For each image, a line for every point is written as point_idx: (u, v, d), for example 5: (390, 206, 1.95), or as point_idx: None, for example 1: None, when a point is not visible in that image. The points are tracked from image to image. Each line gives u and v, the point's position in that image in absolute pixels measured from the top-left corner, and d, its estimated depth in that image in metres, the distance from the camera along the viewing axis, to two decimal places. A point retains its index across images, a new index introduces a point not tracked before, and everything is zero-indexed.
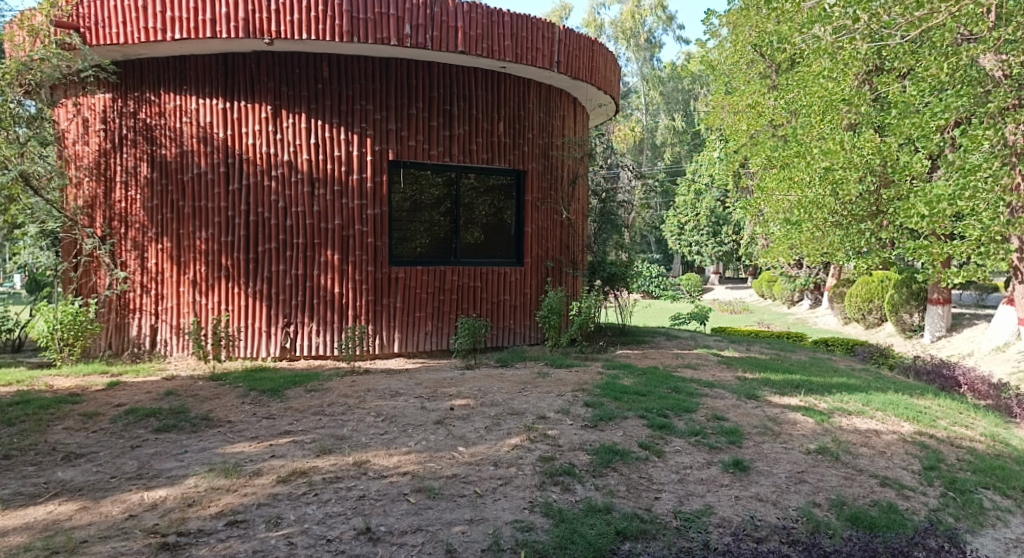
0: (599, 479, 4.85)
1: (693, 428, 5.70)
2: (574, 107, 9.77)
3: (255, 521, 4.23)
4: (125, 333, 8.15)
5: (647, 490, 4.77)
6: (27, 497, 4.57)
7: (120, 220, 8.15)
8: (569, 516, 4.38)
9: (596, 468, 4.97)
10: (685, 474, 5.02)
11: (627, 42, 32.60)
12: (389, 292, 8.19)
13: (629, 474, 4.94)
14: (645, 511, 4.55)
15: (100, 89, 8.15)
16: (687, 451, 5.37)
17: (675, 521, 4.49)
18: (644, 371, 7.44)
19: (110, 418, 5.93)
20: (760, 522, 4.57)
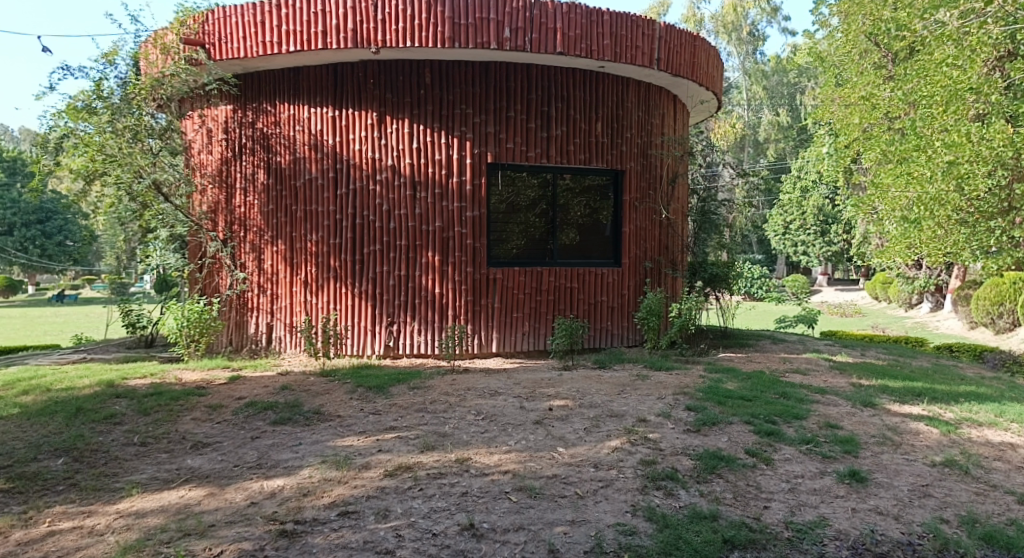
0: (704, 486, 4.79)
1: (804, 436, 5.55)
2: (675, 105, 9.66)
3: (365, 513, 4.41)
4: (244, 330, 8.65)
5: (755, 499, 4.68)
6: (162, 482, 4.92)
7: (240, 224, 8.64)
8: (673, 522, 4.35)
9: (701, 473, 4.91)
10: (796, 484, 4.89)
11: (731, 36, 31.97)
12: (487, 293, 8.31)
13: (736, 481, 4.86)
14: (754, 520, 4.46)
15: (223, 101, 8.67)
16: (798, 459, 5.22)
17: (787, 532, 4.39)
18: (749, 376, 7.27)
19: (232, 410, 6.29)
20: (881, 536, 4.41)
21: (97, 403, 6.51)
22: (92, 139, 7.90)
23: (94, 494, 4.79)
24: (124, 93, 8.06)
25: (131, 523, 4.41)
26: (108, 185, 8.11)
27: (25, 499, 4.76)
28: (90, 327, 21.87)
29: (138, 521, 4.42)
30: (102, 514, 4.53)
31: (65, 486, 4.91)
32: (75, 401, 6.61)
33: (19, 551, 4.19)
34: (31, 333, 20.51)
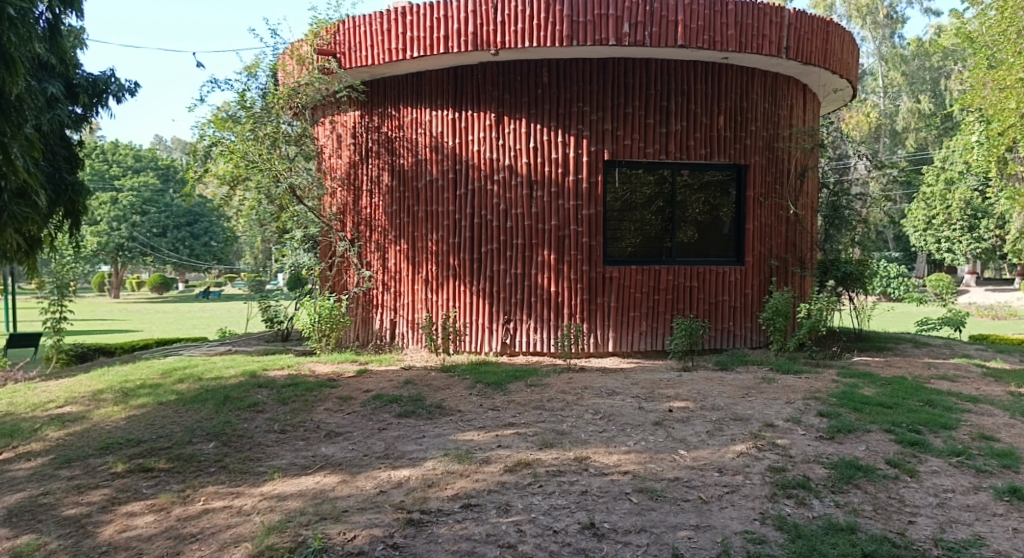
0: (839, 496, 4.60)
1: (953, 447, 5.23)
2: (804, 95, 9.31)
3: (487, 506, 4.51)
4: (370, 326, 9.08)
5: (899, 513, 4.44)
6: (300, 467, 5.24)
7: (366, 224, 9.06)
8: (806, 532, 4.20)
9: (836, 483, 4.72)
10: (945, 499, 4.61)
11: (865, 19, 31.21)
12: (604, 291, 8.26)
13: (875, 493, 4.64)
14: (898, 535, 4.22)
15: (351, 107, 9.12)
16: (946, 472, 4.93)
17: (936, 549, 4.12)
18: (889, 381, 6.91)
19: (361, 401, 6.60)
20: None
21: (242, 392, 7.01)
22: (235, 146, 8.73)
23: (240, 477, 5.16)
24: (265, 103, 8.81)
25: (273, 505, 4.69)
26: (251, 189, 9.01)
27: (182, 479, 5.21)
28: (238, 322, 23.33)
29: (280, 504, 4.71)
30: (248, 495, 4.87)
31: (216, 468, 5.32)
32: (223, 389, 7.16)
33: (178, 525, 4.57)
34: (185, 328, 22.11)
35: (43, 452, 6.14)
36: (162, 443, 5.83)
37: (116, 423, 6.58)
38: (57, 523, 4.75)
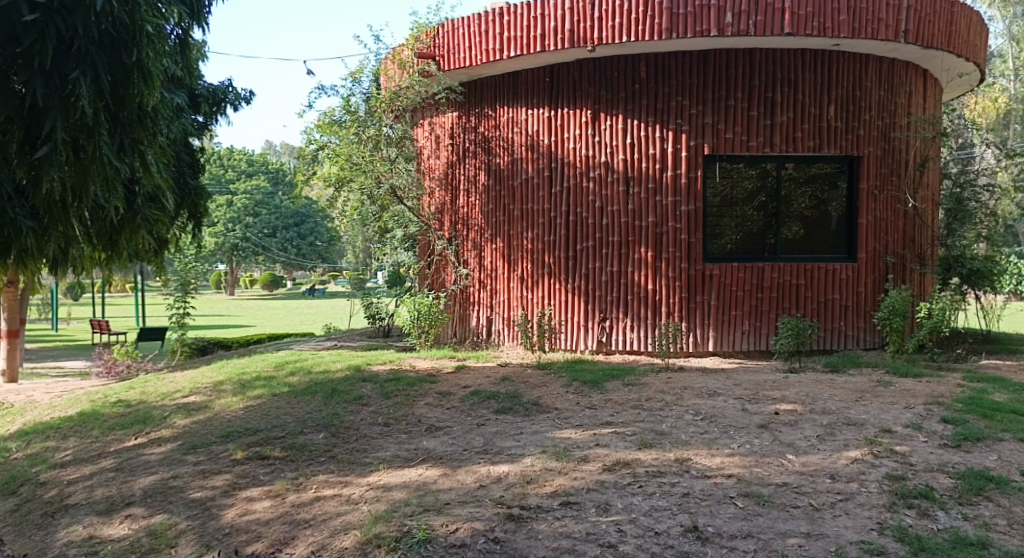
0: (967, 508, 4.34)
1: None
2: (925, 80, 8.84)
3: (586, 505, 4.49)
4: (467, 322, 9.29)
5: None
6: (404, 460, 5.47)
7: (464, 223, 9.26)
8: (930, 545, 3.97)
9: (963, 494, 4.46)
10: None
11: None
12: (703, 289, 8.06)
13: (1009, 507, 4.34)
14: None
15: (450, 109, 9.32)
16: None
17: None
18: (1022, 387, 6.46)
19: (459, 397, 6.80)
20: None
21: (348, 386, 7.32)
22: (342, 149, 9.20)
23: (348, 467, 5.45)
24: (368, 106, 9.20)
25: (380, 495, 4.89)
26: (355, 190, 9.35)
27: (296, 467, 5.54)
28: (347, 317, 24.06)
29: (386, 494, 4.89)
30: (356, 485, 5.11)
31: (326, 457, 5.64)
32: (330, 382, 7.48)
33: (293, 511, 4.87)
34: (296, 323, 23.00)
35: (171, 438, 6.64)
36: (276, 433, 6.21)
37: (235, 413, 7.00)
38: (186, 505, 5.21)
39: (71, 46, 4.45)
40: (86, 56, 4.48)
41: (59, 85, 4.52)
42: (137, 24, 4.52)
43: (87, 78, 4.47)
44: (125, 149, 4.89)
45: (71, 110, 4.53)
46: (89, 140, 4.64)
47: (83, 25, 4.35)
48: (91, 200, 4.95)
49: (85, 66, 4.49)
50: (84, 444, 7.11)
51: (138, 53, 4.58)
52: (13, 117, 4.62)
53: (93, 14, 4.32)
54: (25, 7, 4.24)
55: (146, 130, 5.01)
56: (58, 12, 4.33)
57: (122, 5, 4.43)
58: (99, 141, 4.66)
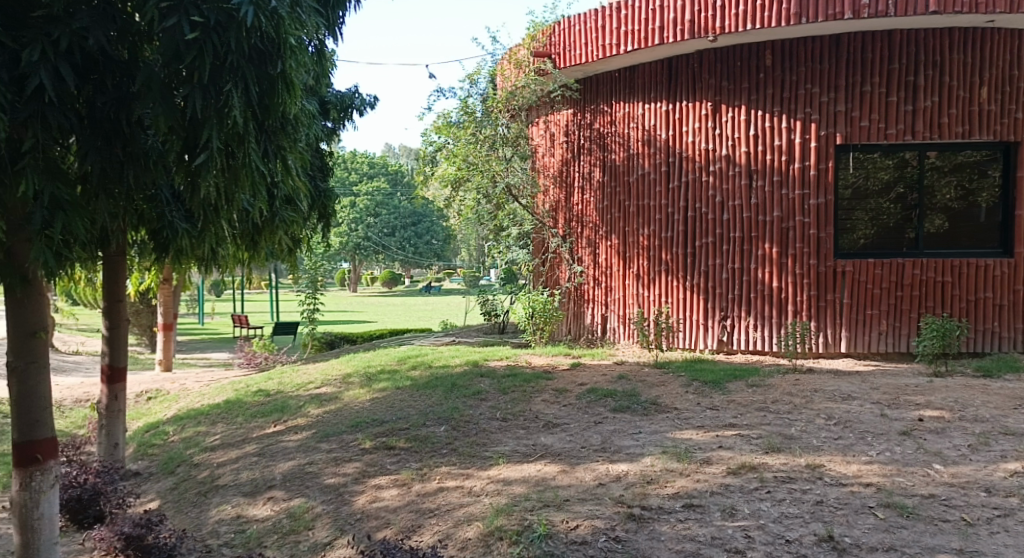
0: None
1: None
2: None
3: (711, 508, 4.38)
4: (582, 320, 9.31)
5: None
6: (523, 455, 5.51)
7: (577, 220, 9.30)
8: None
9: None
10: None
11: None
12: (835, 287, 7.68)
13: None
14: None
15: (565, 106, 9.36)
16: None
17: None
18: None
19: (576, 394, 6.79)
20: None
21: (467, 381, 7.45)
22: (460, 151, 9.52)
23: (469, 460, 5.55)
24: (484, 108, 9.53)
25: (500, 488, 4.96)
26: (471, 190, 9.59)
27: (419, 458, 5.70)
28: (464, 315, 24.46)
29: (506, 488, 4.95)
30: (477, 478, 5.20)
31: (447, 450, 5.76)
32: (450, 377, 7.65)
33: (419, 500, 5.02)
34: (417, 319, 23.65)
35: (306, 427, 6.96)
36: (400, 424, 6.39)
37: (363, 404, 7.26)
38: (321, 490, 5.50)
39: (222, 59, 3.57)
40: (236, 69, 3.61)
41: (216, 97, 3.61)
42: (280, 39, 3.68)
43: (238, 92, 3.62)
44: (271, 155, 4.06)
45: (227, 121, 3.61)
46: (236, 154, 3.79)
47: (234, 40, 3.50)
48: (239, 207, 4.15)
49: (235, 79, 3.62)
50: (229, 430, 7.57)
51: (283, 64, 3.76)
52: (173, 128, 3.64)
53: (243, 30, 3.50)
54: (182, 23, 3.44)
55: (287, 136, 4.19)
56: (212, 27, 3.49)
57: (267, 16, 3.57)
58: (248, 149, 3.78)
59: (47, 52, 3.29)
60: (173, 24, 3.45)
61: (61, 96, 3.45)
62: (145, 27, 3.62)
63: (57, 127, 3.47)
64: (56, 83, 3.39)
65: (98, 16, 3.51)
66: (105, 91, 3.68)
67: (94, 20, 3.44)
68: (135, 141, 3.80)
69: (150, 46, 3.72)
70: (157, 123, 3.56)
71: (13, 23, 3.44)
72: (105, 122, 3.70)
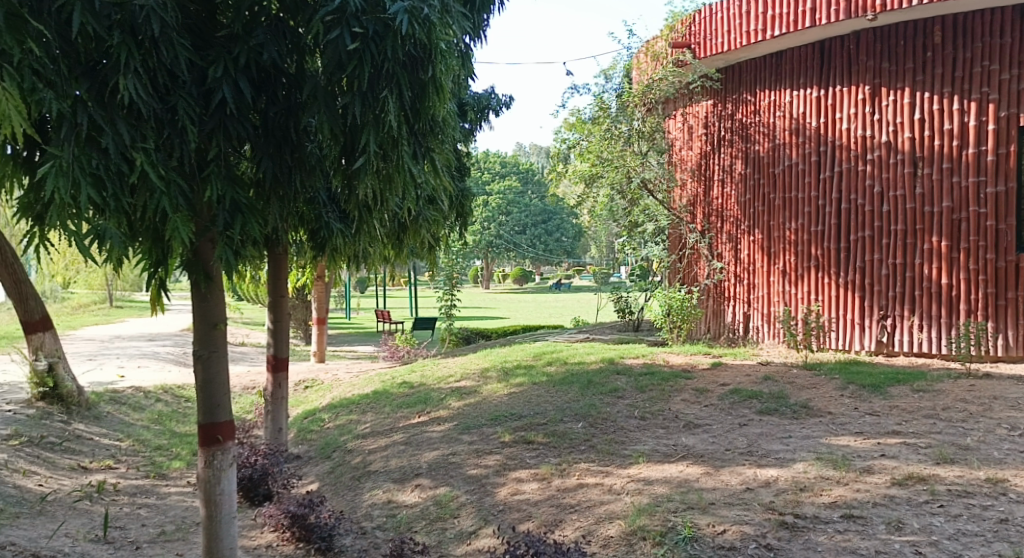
0: None
1: None
2: None
3: (874, 520, 4.10)
4: (722, 319, 9.07)
5: None
6: (664, 455, 5.39)
7: (717, 215, 9.09)
8: None
9: None
10: None
11: None
12: (1017, 284, 6.82)
13: None
14: None
15: (704, 97, 9.20)
16: None
17: None
18: None
19: (719, 395, 6.57)
20: None
21: (603, 378, 7.38)
22: (594, 146, 9.73)
23: (609, 457, 5.48)
24: (621, 103, 9.65)
25: (642, 488, 4.86)
26: (604, 185, 9.68)
27: (559, 453, 5.69)
28: (598, 312, 24.30)
29: (648, 488, 4.85)
30: (618, 476, 5.12)
31: (586, 446, 5.72)
32: (587, 373, 7.61)
33: (559, 495, 5.02)
34: (549, 315, 23.74)
35: (448, 418, 7.12)
36: (539, 419, 6.41)
37: (501, 398, 7.34)
38: (464, 480, 5.60)
39: (379, 67, 3.68)
40: (391, 76, 3.71)
41: (373, 103, 3.72)
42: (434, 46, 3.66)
43: (394, 97, 3.72)
44: (420, 157, 4.02)
45: (384, 126, 3.74)
46: (390, 157, 3.87)
47: (391, 48, 3.59)
48: (391, 207, 4.22)
49: (391, 84, 3.71)
50: (378, 419, 7.86)
51: (434, 68, 3.80)
52: (335, 134, 3.78)
53: (398, 38, 3.58)
54: (345, 35, 3.54)
55: (437, 139, 4.16)
56: (370, 37, 3.59)
57: (420, 23, 3.63)
58: (401, 153, 3.85)
59: (229, 68, 3.54)
60: (336, 36, 3.57)
61: (241, 108, 3.68)
62: (310, 41, 3.72)
63: (238, 137, 3.73)
64: (237, 97, 3.62)
65: (272, 33, 3.68)
66: (276, 101, 3.85)
67: (270, 36, 3.63)
68: (301, 147, 3.99)
69: (315, 56, 3.85)
70: (321, 129, 3.72)
71: (201, 43, 3.69)
72: (278, 130, 3.88)
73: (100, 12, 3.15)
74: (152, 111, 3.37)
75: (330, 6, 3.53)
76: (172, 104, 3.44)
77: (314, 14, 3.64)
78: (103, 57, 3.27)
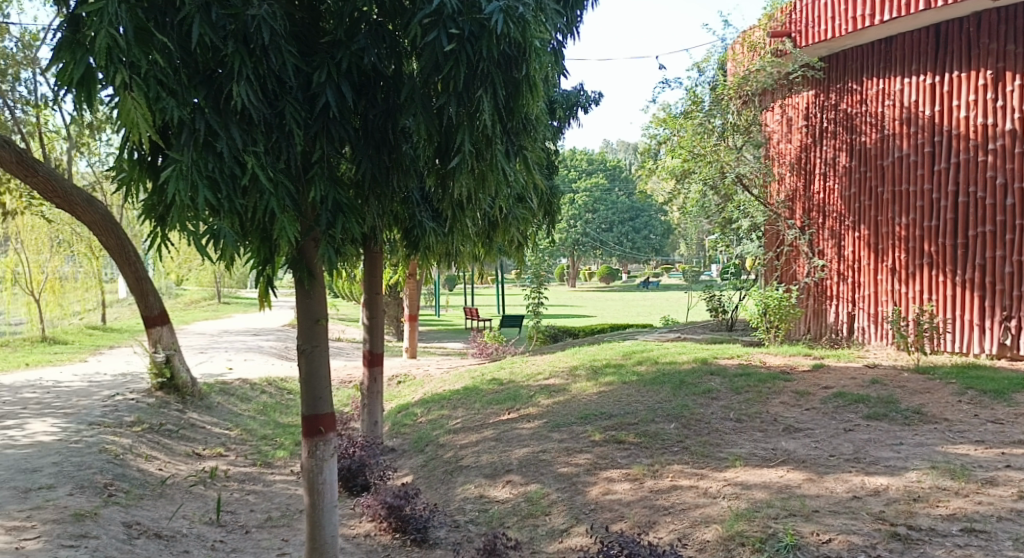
0: None
1: None
2: None
3: (998, 535, 3.82)
4: (824, 319, 8.72)
5: None
6: (762, 459, 5.19)
7: (817, 210, 8.75)
8: None
9: None
10: None
11: None
12: None
13: None
14: None
15: (806, 88, 8.87)
16: None
17: None
18: None
19: (821, 398, 6.29)
20: None
21: (696, 378, 7.19)
22: (685, 142, 9.58)
23: (703, 460, 5.32)
24: (713, 96, 9.47)
25: (739, 492, 4.70)
26: (696, 182, 9.61)
27: (651, 454, 5.57)
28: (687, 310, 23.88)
29: (746, 492, 4.68)
30: (713, 479, 4.97)
31: (679, 448, 5.57)
32: (679, 373, 7.43)
33: (652, 496, 4.91)
34: (637, 314, 23.50)
35: (538, 415, 7.09)
36: (630, 419, 6.29)
37: (590, 397, 7.25)
38: (555, 478, 5.55)
39: (474, 67, 3.64)
40: (486, 75, 3.66)
41: (468, 103, 3.70)
42: (527, 41, 3.59)
43: (489, 96, 3.68)
44: (513, 156, 3.95)
45: (478, 126, 3.70)
46: (484, 156, 3.82)
47: (486, 48, 3.54)
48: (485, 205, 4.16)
49: (485, 84, 3.68)
50: (469, 414, 7.91)
51: (528, 67, 3.70)
52: (432, 135, 3.78)
53: (493, 38, 3.52)
54: (441, 37, 3.52)
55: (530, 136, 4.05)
56: (466, 38, 3.56)
57: (516, 22, 3.54)
58: (495, 152, 3.80)
59: (332, 73, 3.61)
60: (432, 38, 3.56)
61: (343, 111, 3.74)
62: (409, 44, 3.73)
63: (340, 139, 3.79)
64: (339, 101, 3.68)
65: (372, 37, 3.71)
66: (376, 104, 3.88)
67: (370, 39, 3.69)
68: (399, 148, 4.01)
69: (413, 58, 3.85)
70: (417, 131, 3.74)
71: (307, 49, 3.77)
72: (376, 132, 3.91)
73: (216, 23, 3.30)
74: (260, 116, 3.46)
75: (428, 8, 3.52)
76: (279, 108, 3.52)
77: (412, 17, 3.65)
78: (219, 66, 3.39)
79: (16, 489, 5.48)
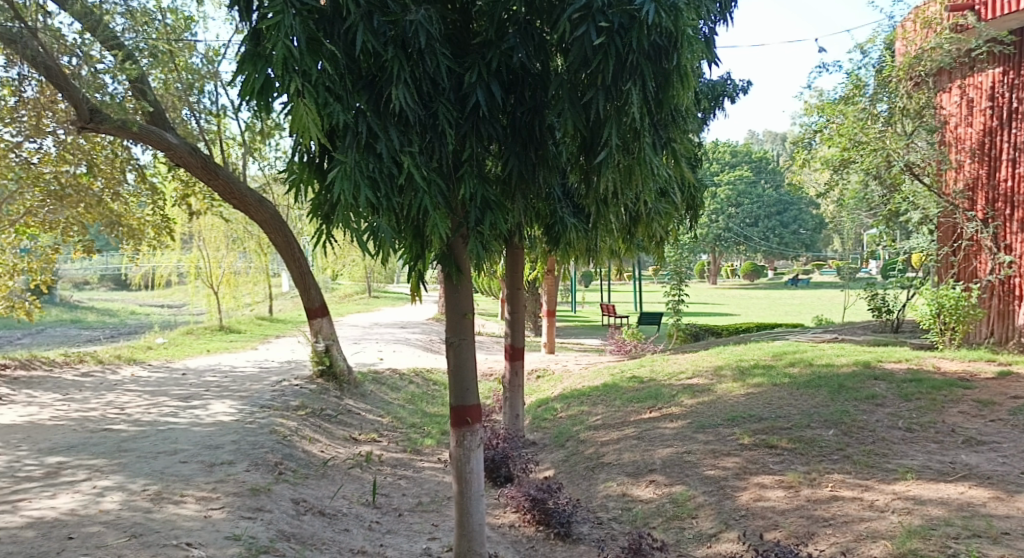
0: None
1: None
2: None
3: None
4: (1010, 321, 7.85)
5: None
6: (937, 472, 4.71)
7: (1004, 200, 7.88)
8: None
9: None
10: None
11: None
12: None
13: None
14: None
15: (992, 65, 7.98)
16: None
17: None
18: None
19: (1008, 409, 5.66)
20: None
21: (857, 382, 6.67)
22: (844, 129, 9.03)
23: (867, 470, 4.91)
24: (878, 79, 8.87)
25: (911, 507, 4.28)
26: (857, 171, 9.02)
27: (806, 461, 5.20)
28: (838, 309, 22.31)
29: (919, 507, 4.26)
30: (880, 491, 4.57)
31: (839, 456, 5.17)
32: (837, 377, 6.92)
33: (810, 506, 4.58)
34: (782, 312, 22.40)
35: (681, 415, 6.82)
36: (781, 423, 5.92)
37: (738, 398, 6.90)
38: (702, 480, 5.30)
39: (623, 59, 3.47)
40: (635, 68, 3.48)
41: (616, 96, 3.53)
42: (679, 30, 3.42)
43: (637, 89, 3.50)
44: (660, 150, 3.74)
45: (626, 118, 3.52)
46: (631, 149, 3.61)
47: (637, 40, 3.38)
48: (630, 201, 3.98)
49: (634, 77, 3.50)
50: (609, 411, 7.75)
51: (679, 56, 3.51)
52: (579, 130, 3.65)
53: (644, 29, 3.35)
54: (590, 31, 3.39)
55: (679, 128, 3.82)
56: (616, 31, 3.41)
57: (667, 11, 3.38)
58: (643, 145, 3.58)
59: (483, 73, 3.57)
60: (581, 33, 3.43)
61: (492, 110, 3.68)
62: (557, 40, 3.63)
63: (489, 138, 3.74)
64: (489, 100, 3.63)
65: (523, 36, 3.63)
66: (523, 101, 3.79)
67: (520, 39, 3.62)
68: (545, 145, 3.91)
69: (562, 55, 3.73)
70: (565, 127, 3.62)
71: (458, 51, 3.76)
72: (524, 129, 3.80)
73: (377, 30, 3.35)
74: (415, 118, 3.46)
75: (577, 3, 3.39)
76: (433, 109, 3.51)
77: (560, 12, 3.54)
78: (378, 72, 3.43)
79: (203, 462, 5.88)
